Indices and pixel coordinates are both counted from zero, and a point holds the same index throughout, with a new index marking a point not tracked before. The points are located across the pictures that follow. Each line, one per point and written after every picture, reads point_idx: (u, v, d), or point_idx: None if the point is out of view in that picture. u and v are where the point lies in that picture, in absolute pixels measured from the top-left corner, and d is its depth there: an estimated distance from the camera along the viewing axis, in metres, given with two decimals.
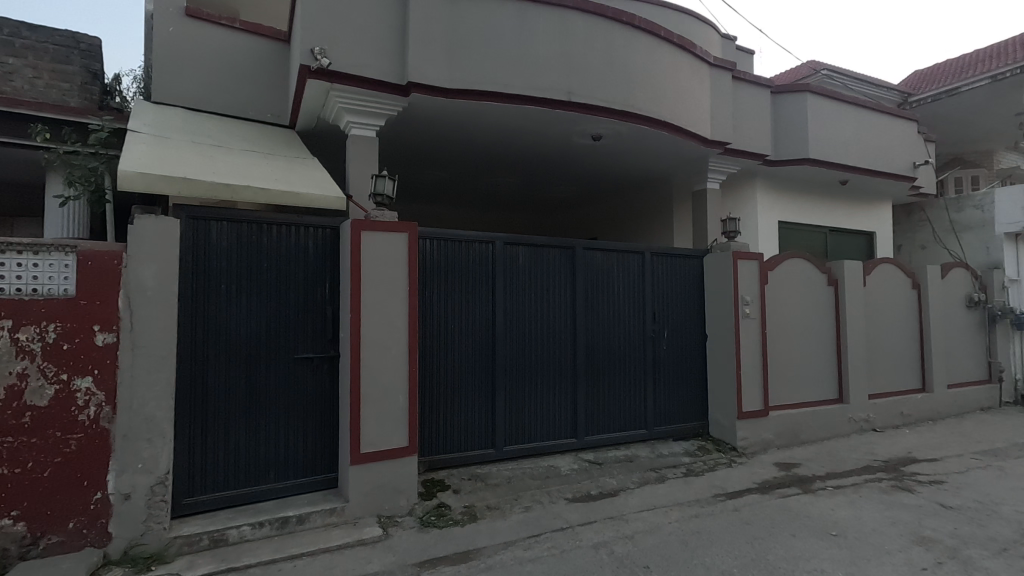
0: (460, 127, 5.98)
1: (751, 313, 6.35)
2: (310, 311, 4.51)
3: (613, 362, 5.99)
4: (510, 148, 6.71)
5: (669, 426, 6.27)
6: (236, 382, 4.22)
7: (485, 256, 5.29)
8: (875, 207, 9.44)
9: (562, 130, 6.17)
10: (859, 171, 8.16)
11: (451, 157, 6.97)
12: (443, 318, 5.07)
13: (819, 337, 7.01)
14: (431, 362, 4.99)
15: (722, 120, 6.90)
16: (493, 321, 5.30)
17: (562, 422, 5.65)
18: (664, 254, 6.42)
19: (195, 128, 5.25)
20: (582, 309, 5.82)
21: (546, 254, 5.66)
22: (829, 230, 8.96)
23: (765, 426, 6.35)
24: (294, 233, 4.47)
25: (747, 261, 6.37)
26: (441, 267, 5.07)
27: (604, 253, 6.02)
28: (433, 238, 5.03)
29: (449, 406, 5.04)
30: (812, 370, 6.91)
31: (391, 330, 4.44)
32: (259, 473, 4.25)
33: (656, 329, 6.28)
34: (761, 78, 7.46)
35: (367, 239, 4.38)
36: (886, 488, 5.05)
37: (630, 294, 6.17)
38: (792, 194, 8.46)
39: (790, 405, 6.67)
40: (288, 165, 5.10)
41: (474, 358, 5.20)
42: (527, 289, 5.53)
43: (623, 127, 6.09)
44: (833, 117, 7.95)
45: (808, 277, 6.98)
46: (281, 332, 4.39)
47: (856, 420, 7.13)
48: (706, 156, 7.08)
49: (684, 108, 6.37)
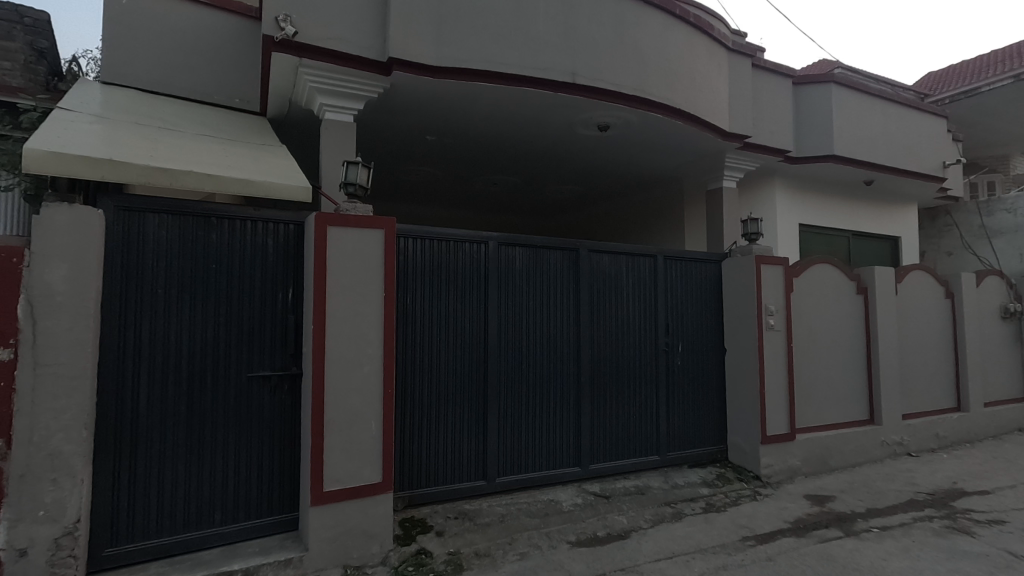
0: (450, 113, 5.32)
1: (776, 324, 5.66)
2: (267, 321, 3.82)
3: (620, 380, 5.31)
4: (507, 139, 6.06)
5: (682, 451, 5.58)
6: (175, 406, 3.52)
7: (476, 258, 4.62)
8: (900, 209, 8.78)
9: (565, 118, 5.50)
10: (886, 170, 7.51)
11: (442, 149, 6.32)
12: (427, 329, 4.38)
13: (848, 352, 6.33)
14: (414, 380, 4.30)
15: (742, 111, 6.26)
16: (486, 331, 4.62)
17: (564, 447, 4.96)
18: (677, 258, 5.75)
19: (145, 110, 4.58)
20: (587, 319, 5.14)
21: (546, 257, 4.99)
22: (851, 234, 8.30)
23: (791, 452, 5.65)
24: (250, 228, 3.80)
25: (771, 266, 5.70)
26: (425, 270, 4.39)
27: (612, 257, 5.35)
28: (415, 236, 4.35)
29: (435, 432, 4.35)
30: (841, 388, 6.22)
31: (362, 345, 3.75)
32: (202, 516, 3.56)
33: (669, 342, 5.60)
34: (782, 67, 6.82)
35: (334, 236, 3.70)
36: (940, 529, 4.35)
37: (641, 302, 5.49)
38: (813, 195, 7.80)
39: (817, 427, 5.98)
40: (251, 152, 4.43)
41: (463, 375, 4.51)
42: (525, 297, 4.85)
43: (633, 115, 5.44)
44: (860, 110, 7.30)
45: (836, 284, 6.30)
46: (232, 345, 3.70)
47: (888, 443, 6.43)
48: (723, 151, 6.44)
49: (701, 96, 5.73)
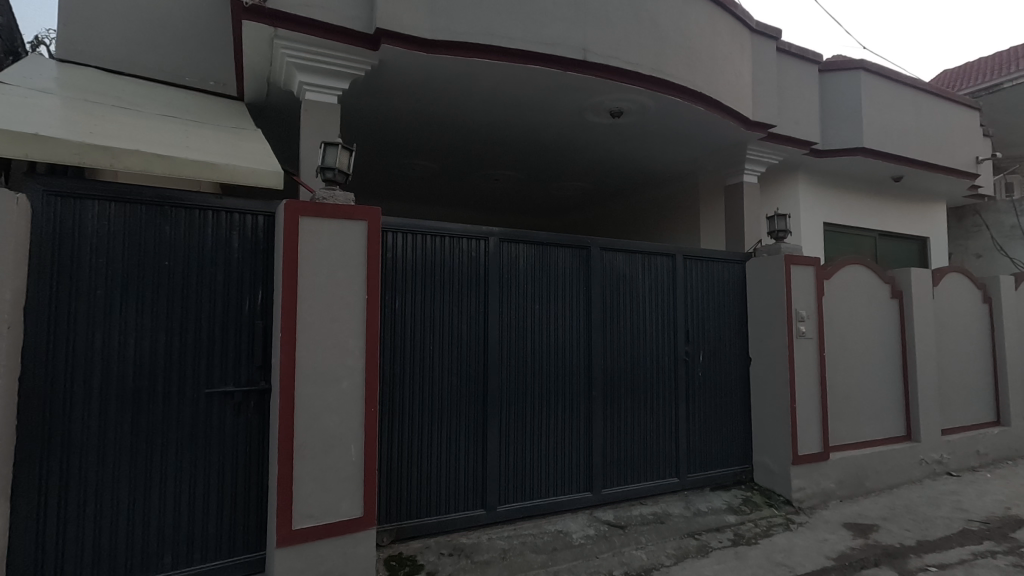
0: (446, 95, 4.80)
1: (807, 331, 5.12)
2: (229, 327, 3.27)
3: (637, 394, 4.75)
4: (509, 127, 5.54)
5: (704, 473, 5.02)
6: (118, 429, 2.97)
7: (474, 257, 4.08)
8: (928, 208, 8.23)
9: (574, 102, 4.97)
10: (918, 165, 6.96)
11: (437, 138, 5.80)
12: (419, 337, 3.84)
13: (883, 362, 5.78)
14: (404, 396, 3.74)
15: (766, 98, 5.73)
16: (485, 339, 4.08)
17: (573, 470, 4.41)
18: (697, 258, 5.21)
19: (101, 87, 4.05)
20: (599, 325, 4.60)
21: (554, 256, 4.45)
22: (878, 234, 7.76)
23: (825, 473, 5.09)
24: (211, 219, 3.26)
25: (801, 267, 5.16)
26: (415, 270, 3.84)
27: (626, 256, 4.81)
28: (405, 231, 3.81)
29: (427, 454, 3.80)
30: (876, 401, 5.66)
31: (341, 356, 3.20)
32: (149, 559, 3.01)
33: (689, 351, 5.05)
34: (808, 52, 6.28)
35: (307, 228, 3.16)
36: (1007, 569, 3.80)
37: (658, 306, 4.94)
38: (839, 192, 7.26)
39: (851, 445, 5.42)
40: (220, 134, 3.88)
41: (459, 388, 3.95)
42: (529, 300, 4.31)
43: (649, 99, 4.90)
44: (890, 100, 6.75)
45: (870, 287, 5.75)
46: (188, 357, 3.15)
47: (927, 461, 5.87)
48: (745, 142, 5.91)
49: (723, 80, 5.20)
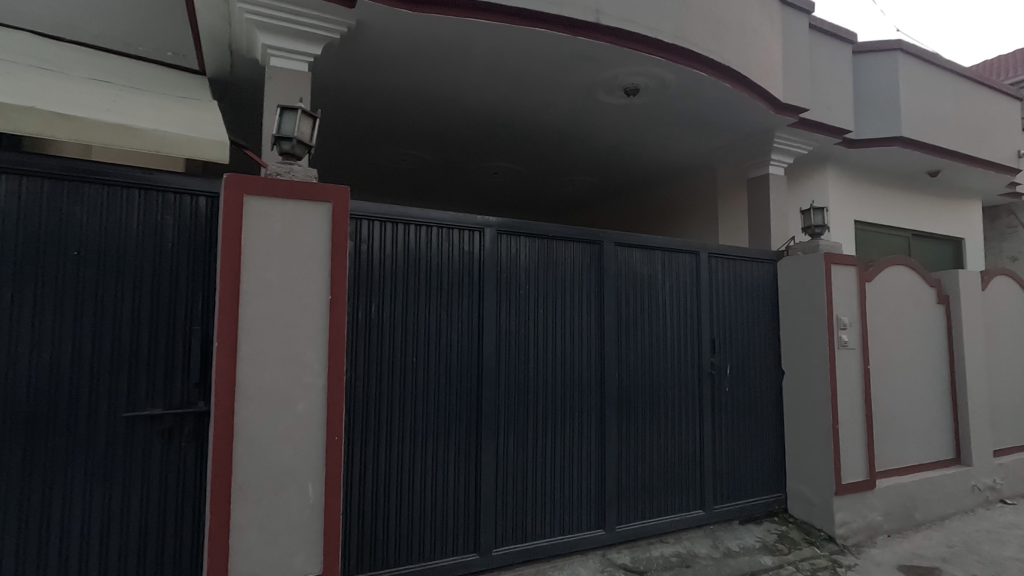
0: (438, 66, 4.18)
1: (850, 341, 4.47)
2: (156, 335, 2.61)
3: (656, 414, 4.09)
4: (510, 108, 4.92)
5: (732, 504, 4.36)
6: (5, 462, 2.34)
7: (467, 252, 3.44)
8: (963, 206, 7.58)
9: (584, 77, 4.34)
10: (958, 157, 6.32)
11: (431, 120, 5.18)
12: (400, 347, 3.19)
13: (931, 375, 5.12)
14: (382, 418, 3.10)
15: (796, 79, 5.11)
16: (480, 350, 3.43)
17: (582, 504, 3.74)
18: (725, 257, 4.56)
19: (26, 49, 3.39)
20: (613, 333, 3.94)
21: (561, 252, 3.80)
22: (910, 234, 7.14)
23: (871, 504, 4.43)
24: (133, 198, 2.61)
25: (842, 267, 4.52)
26: (395, 265, 3.20)
27: (643, 253, 4.16)
28: (383, 220, 3.17)
29: (408, 488, 3.15)
30: (923, 420, 5.00)
31: (296, 371, 2.55)
32: None
33: (715, 363, 4.40)
34: (841, 30, 5.66)
35: (253, 209, 2.51)
36: None
37: (680, 311, 4.30)
38: (869, 187, 6.64)
39: (897, 470, 4.76)
40: (166, 103, 3.25)
41: (448, 407, 3.30)
42: (532, 303, 3.66)
43: (670, 73, 4.27)
44: (928, 85, 6.13)
45: (915, 291, 5.09)
46: (103, 372, 2.51)
47: (979, 488, 5.20)
48: (773, 128, 5.27)
49: (753, 54, 4.58)
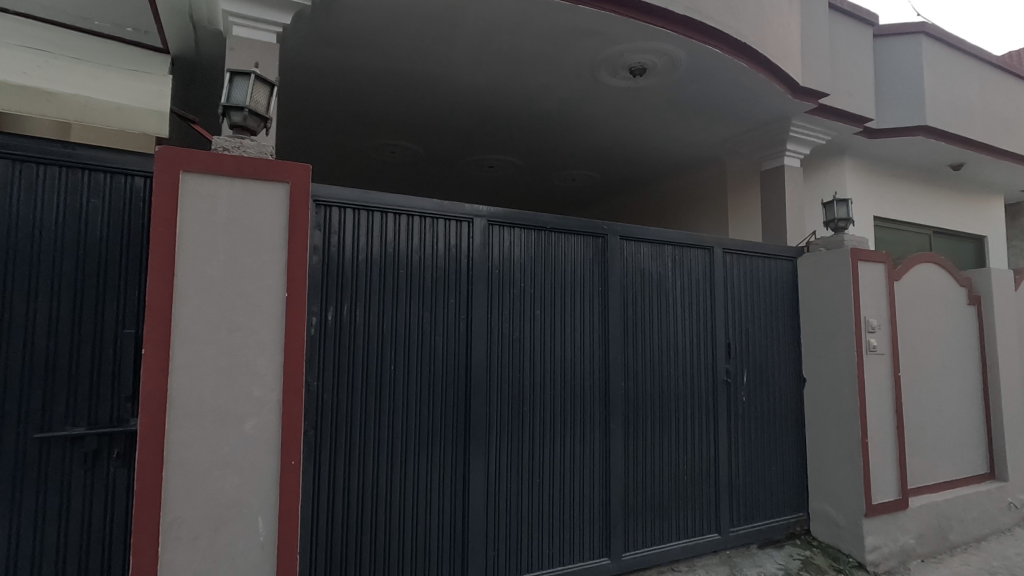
0: (424, 43, 3.78)
1: (879, 345, 4.06)
2: (77, 340, 2.19)
3: (667, 426, 3.68)
4: (504, 91, 4.51)
5: (750, 526, 3.94)
6: None
7: (454, 245, 3.03)
8: (985, 202, 7.18)
9: (585, 54, 3.93)
10: (984, 149, 5.92)
11: (420, 105, 4.79)
12: (376, 354, 2.78)
13: (963, 382, 4.71)
14: (355, 436, 2.69)
15: (816, 61, 4.71)
16: (469, 357, 3.02)
17: (584, 529, 3.33)
18: (741, 254, 4.15)
19: None
20: (619, 336, 3.54)
21: (561, 247, 3.40)
22: (931, 232, 6.73)
23: (903, 526, 4.01)
24: (50, 177, 2.20)
25: (870, 264, 4.11)
26: (370, 260, 2.79)
27: (652, 248, 3.75)
28: (356, 207, 2.76)
29: (384, 516, 2.74)
30: (955, 432, 4.58)
31: (244, 384, 2.14)
32: None
33: (731, 370, 3.99)
34: (861, 11, 5.26)
35: (190, 188, 2.10)
36: None
37: (692, 313, 3.89)
38: (889, 181, 6.24)
39: (929, 487, 4.34)
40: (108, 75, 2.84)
41: (431, 422, 2.89)
42: (528, 303, 3.26)
43: (681, 50, 3.86)
44: (953, 72, 5.73)
45: (946, 291, 4.68)
46: (9, 385, 2.09)
47: (1015, 505, 4.78)
48: (790, 115, 4.87)
49: (770, 31, 4.17)
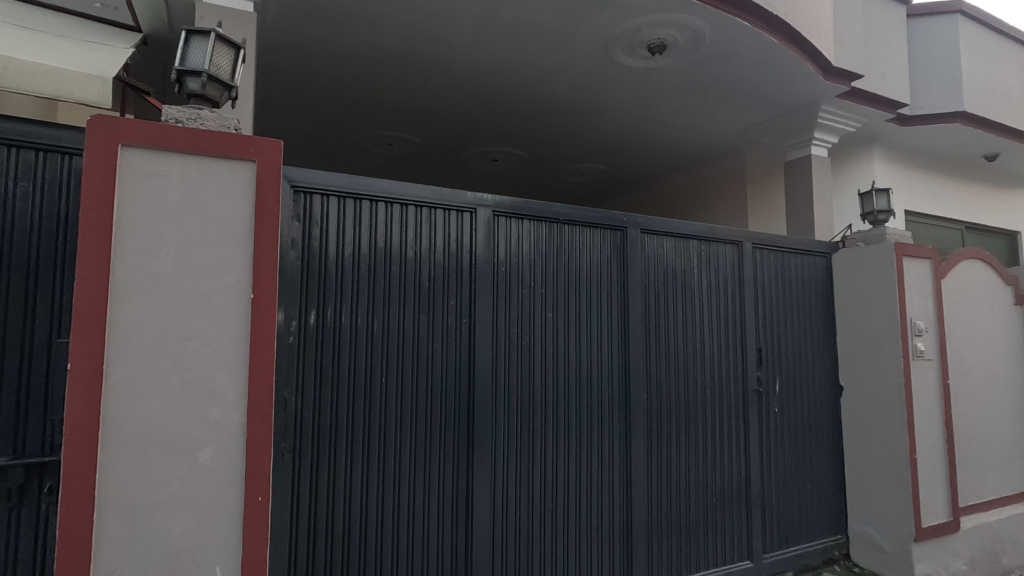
0: (421, 17, 3.40)
1: (926, 350, 3.66)
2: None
3: (694, 441, 3.29)
4: (509, 74, 4.14)
5: (785, 551, 3.55)
6: None
7: (455, 238, 2.65)
8: (1018, 195, 6.76)
9: (598, 29, 3.55)
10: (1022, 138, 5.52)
11: (417, 90, 4.41)
12: (366, 364, 2.41)
13: (1011, 389, 4.30)
14: (340, 461, 2.31)
15: (849, 40, 4.31)
16: (472, 367, 2.63)
17: (603, 562, 2.93)
18: (771, 249, 3.76)
19: None
20: (641, 342, 3.15)
21: (575, 242, 3.01)
22: (962, 228, 6.32)
23: (955, 551, 3.61)
24: None
25: (915, 260, 3.71)
26: (357, 255, 2.41)
27: (675, 243, 3.36)
28: (341, 195, 2.38)
29: (373, 552, 2.36)
30: (1005, 444, 4.17)
31: (199, 404, 1.76)
32: None
33: (763, 378, 3.60)
34: None
35: (129, 166, 1.72)
36: None
37: (720, 315, 3.50)
38: (919, 172, 5.84)
39: (980, 507, 3.94)
40: None
41: (427, 442, 2.51)
42: (539, 305, 2.87)
43: (705, 24, 3.47)
44: (991, 55, 5.32)
45: (993, 290, 4.28)
46: None
47: None
48: (819, 99, 4.48)
49: (802, 4, 3.79)
